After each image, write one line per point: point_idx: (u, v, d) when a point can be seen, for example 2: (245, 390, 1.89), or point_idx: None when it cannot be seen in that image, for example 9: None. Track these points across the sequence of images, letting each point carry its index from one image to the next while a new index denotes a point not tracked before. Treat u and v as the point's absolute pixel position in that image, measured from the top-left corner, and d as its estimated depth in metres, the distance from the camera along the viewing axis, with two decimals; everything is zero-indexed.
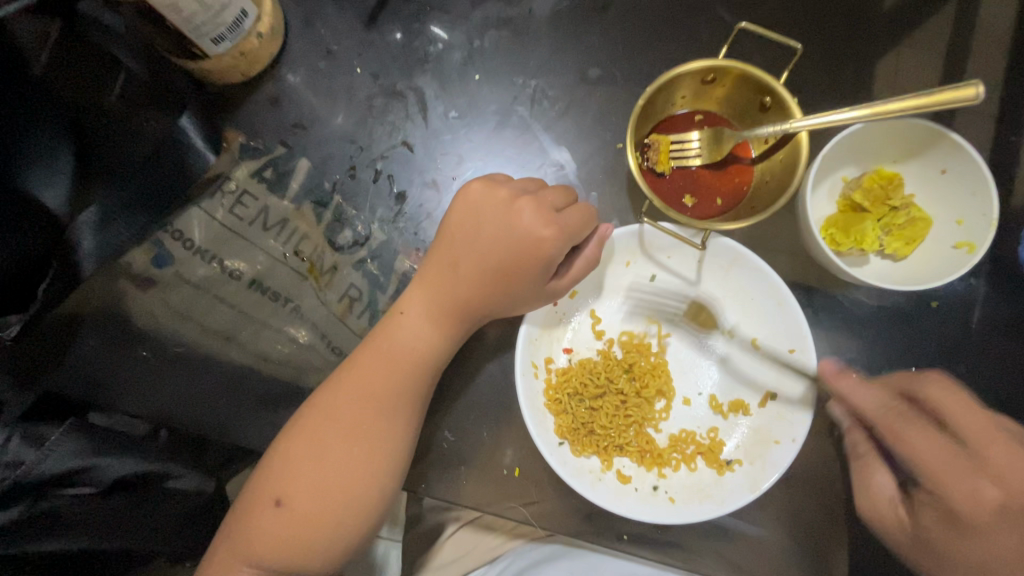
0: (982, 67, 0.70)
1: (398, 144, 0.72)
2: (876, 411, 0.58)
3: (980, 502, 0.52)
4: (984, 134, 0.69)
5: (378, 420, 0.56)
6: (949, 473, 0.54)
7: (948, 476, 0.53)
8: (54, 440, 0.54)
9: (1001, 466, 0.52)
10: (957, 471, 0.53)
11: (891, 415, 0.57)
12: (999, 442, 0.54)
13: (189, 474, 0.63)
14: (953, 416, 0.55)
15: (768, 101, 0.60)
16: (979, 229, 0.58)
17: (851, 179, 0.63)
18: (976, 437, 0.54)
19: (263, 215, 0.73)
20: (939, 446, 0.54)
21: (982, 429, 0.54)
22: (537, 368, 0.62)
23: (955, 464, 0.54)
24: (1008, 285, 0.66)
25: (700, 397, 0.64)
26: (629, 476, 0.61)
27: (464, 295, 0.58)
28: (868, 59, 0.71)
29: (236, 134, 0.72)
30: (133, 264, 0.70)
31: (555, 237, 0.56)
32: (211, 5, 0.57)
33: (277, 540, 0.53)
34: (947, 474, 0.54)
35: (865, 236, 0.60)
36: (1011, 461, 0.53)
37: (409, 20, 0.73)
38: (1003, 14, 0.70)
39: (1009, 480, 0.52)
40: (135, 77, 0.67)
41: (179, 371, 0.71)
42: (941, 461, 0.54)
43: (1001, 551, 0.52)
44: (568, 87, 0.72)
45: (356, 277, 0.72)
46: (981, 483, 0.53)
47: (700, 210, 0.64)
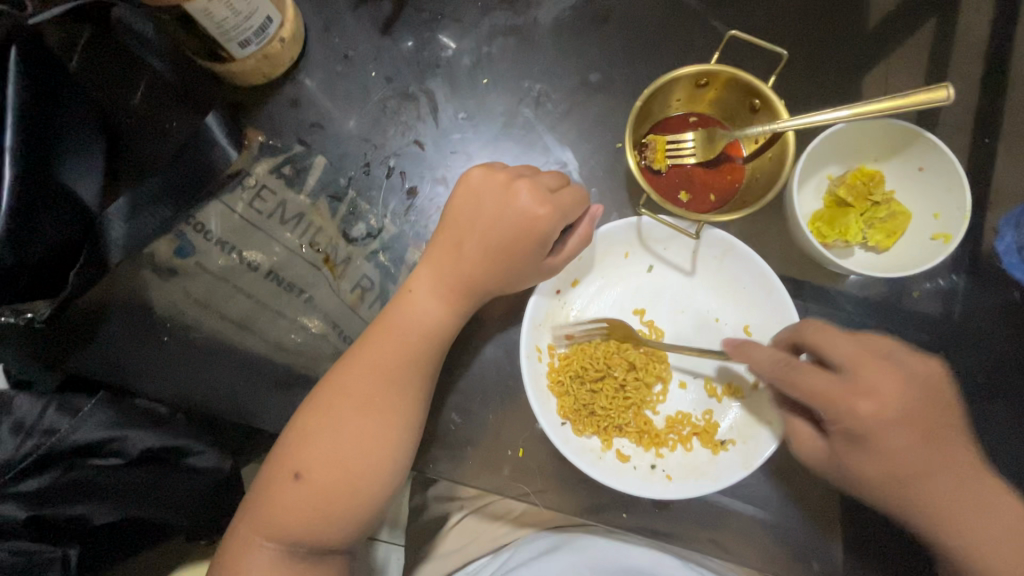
0: (960, 75, 0.74)
1: (410, 143, 0.76)
2: (774, 367, 0.57)
3: (866, 424, 0.54)
4: (962, 137, 0.73)
5: (388, 391, 0.60)
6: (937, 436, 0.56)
7: (838, 407, 0.54)
8: (87, 410, 0.58)
9: (879, 386, 0.53)
10: (847, 398, 0.53)
11: (787, 367, 0.56)
12: (873, 362, 0.55)
13: (207, 450, 0.65)
14: (835, 348, 0.55)
15: (757, 103, 0.65)
16: (954, 221, 0.62)
17: (836, 177, 0.68)
18: (855, 361, 0.54)
19: (281, 209, 0.77)
20: (831, 385, 0.54)
21: (861, 353, 0.55)
22: (541, 352, 0.66)
23: (842, 394, 0.53)
24: (985, 278, 0.70)
25: (697, 381, 0.68)
26: (628, 455, 0.65)
27: (468, 273, 0.62)
28: (852, 67, 0.75)
29: (257, 133, 0.76)
30: (157, 254, 0.74)
31: (550, 214, 0.60)
32: (241, 11, 0.62)
33: (296, 509, 0.57)
34: (841, 406, 0.53)
35: (848, 229, 0.65)
36: (885, 377, 0.54)
37: (421, 28, 0.77)
38: (978, 28, 0.75)
39: (885, 393, 0.54)
40: (161, 78, 0.73)
41: (196, 356, 0.74)
42: (833, 395, 0.54)
43: (893, 459, 0.55)
44: (570, 90, 0.76)
45: (369, 269, 0.76)
46: (865, 404, 0.53)
47: (695, 204, 0.68)
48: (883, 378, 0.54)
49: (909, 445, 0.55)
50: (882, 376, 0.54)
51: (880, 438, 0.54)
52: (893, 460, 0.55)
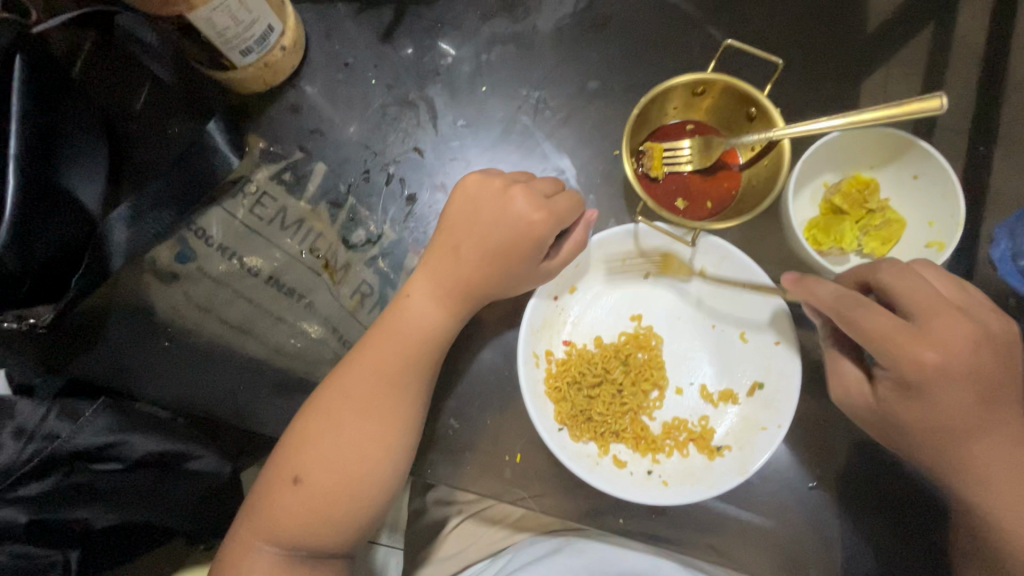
0: (956, 83, 0.75)
1: (409, 149, 0.77)
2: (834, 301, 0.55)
3: (927, 373, 0.53)
4: (957, 145, 0.74)
5: (385, 396, 0.61)
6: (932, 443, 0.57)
7: (902, 353, 0.53)
8: (88, 414, 0.60)
9: (946, 337, 0.52)
10: (911, 343, 0.53)
11: (845, 304, 0.55)
12: (949, 314, 0.53)
13: (207, 454, 0.65)
14: (905, 294, 0.54)
15: (753, 111, 0.65)
16: (949, 229, 0.63)
17: (832, 185, 0.68)
18: (930, 309, 0.53)
19: (281, 215, 0.77)
20: (898, 329, 0.53)
21: (936, 303, 0.53)
22: (538, 358, 0.66)
23: (908, 342, 0.52)
24: (981, 285, 0.71)
25: (693, 387, 0.69)
26: (625, 461, 0.65)
27: (465, 279, 0.63)
28: (849, 74, 0.76)
29: (257, 140, 0.77)
30: (158, 260, 0.75)
31: (546, 220, 0.61)
32: (242, 20, 0.63)
33: (295, 513, 0.58)
34: (906, 352, 0.53)
35: (843, 236, 0.65)
36: (956, 330, 0.53)
37: (421, 35, 0.78)
38: (973, 37, 0.75)
39: (955, 348, 0.53)
40: (161, 83, 0.73)
41: (197, 359, 0.75)
42: (895, 338, 0.52)
43: (947, 412, 0.55)
44: (568, 97, 0.77)
45: (368, 274, 0.76)
46: (931, 352, 0.52)
47: (692, 212, 0.68)
48: (952, 328, 0.53)
49: (965, 405, 0.55)
50: (953, 330, 0.53)
51: (934, 389, 0.54)
52: (944, 416, 0.55)
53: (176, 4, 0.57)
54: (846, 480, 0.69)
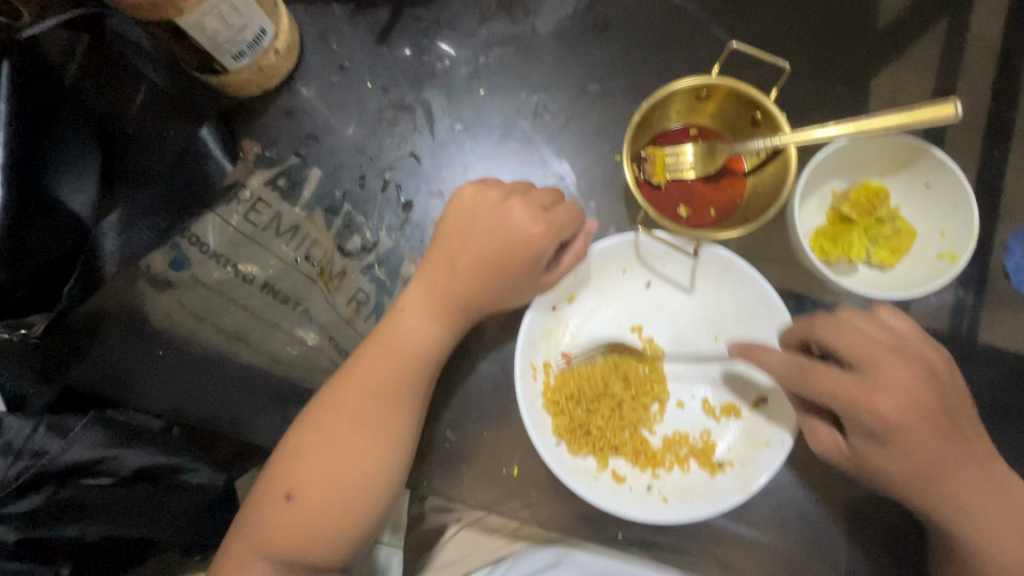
0: (969, 85, 0.72)
1: (405, 155, 0.75)
2: (787, 369, 0.57)
3: (889, 423, 0.54)
4: (971, 149, 0.71)
5: (381, 412, 0.60)
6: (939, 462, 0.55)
7: (859, 406, 0.54)
8: (77, 432, 0.58)
9: (893, 381, 0.54)
10: (864, 396, 0.54)
11: (799, 370, 0.57)
12: (889, 359, 0.55)
13: (203, 467, 0.65)
14: (848, 346, 0.56)
15: (758, 116, 0.63)
16: (961, 240, 0.62)
17: (840, 192, 0.66)
18: (874, 359, 0.55)
19: (276, 221, 0.76)
20: (849, 384, 0.54)
21: (873, 351, 0.55)
22: (536, 371, 0.65)
23: (862, 392, 0.54)
24: (993, 295, 0.69)
25: (694, 401, 0.67)
26: (624, 476, 0.64)
27: (462, 291, 0.62)
28: (859, 76, 0.73)
29: (252, 145, 0.76)
30: (152, 267, 0.73)
31: (544, 233, 0.60)
32: (233, 24, 0.61)
33: (288, 530, 0.57)
34: (862, 405, 0.54)
35: (851, 247, 0.64)
36: (902, 374, 0.54)
37: (418, 36, 0.76)
38: (988, 36, 0.73)
39: (904, 391, 0.54)
40: (159, 90, 0.72)
41: (193, 368, 0.74)
42: (849, 395, 0.54)
43: (917, 453, 0.56)
44: (568, 101, 0.75)
45: (364, 282, 0.75)
46: (883, 401, 0.54)
47: (695, 219, 0.66)
48: (898, 372, 0.55)
49: (930, 441, 0.55)
50: (899, 375, 0.55)
51: (900, 434, 0.55)
52: (916, 457, 0.56)
53: (165, 9, 0.55)
54: (848, 496, 0.68)
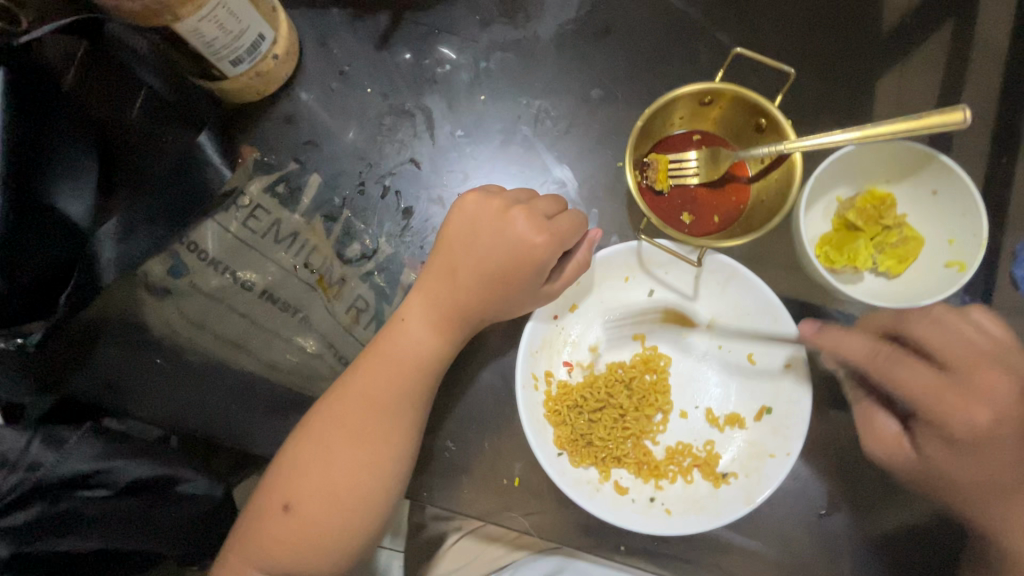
0: (976, 89, 0.71)
1: (405, 161, 0.75)
2: (868, 356, 0.58)
3: (976, 432, 0.55)
4: (978, 155, 0.71)
5: (380, 423, 0.59)
6: None
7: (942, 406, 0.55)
8: (73, 442, 0.58)
9: (986, 389, 0.54)
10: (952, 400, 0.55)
11: (883, 358, 0.57)
12: (989, 367, 0.55)
13: (198, 478, 0.67)
14: (943, 346, 0.56)
15: (763, 122, 0.62)
16: (969, 249, 0.61)
17: (846, 199, 0.65)
18: (970, 364, 0.55)
19: (275, 228, 0.75)
20: (933, 382, 0.55)
21: (973, 356, 0.55)
22: (537, 380, 0.65)
23: (947, 394, 0.55)
24: (1000, 304, 0.68)
25: (697, 411, 0.67)
26: (626, 487, 0.63)
27: (462, 301, 0.61)
28: (864, 81, 0.73)
29: (251, 150, 0.76)
30: (150, 273, 0.73)
31: (547, 243, 0.59)
32: (231, 30, 0.60)
33: (286, 543, 0.56)
34: (948, 410, 0.55)
35: (857, 255, 0.63)
36: (999, 385, 0.54)
37: (418, 42, 0.75)
38: (995, 39, 0.72)
39: (996, 402, 0.54)
40: (156, 92, 0.68)
41: (191, 376, 0.73)
42: (934, 392, 0.55)
43: (992, 463, 0.56)
44: (570, 107, 0.74)
45: (363, 289, 0.74)
46: (974, 408, 0.54)
47: (698, 227, 0.65)
48: (995, 381, 0.54)
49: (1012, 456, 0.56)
50: (997, 384, 0.54)
51: (983, 444, 0.55)
52: (985, 466, 0.57)
53: (163, 16, 0.54)
54: (854, 508, 0.67)
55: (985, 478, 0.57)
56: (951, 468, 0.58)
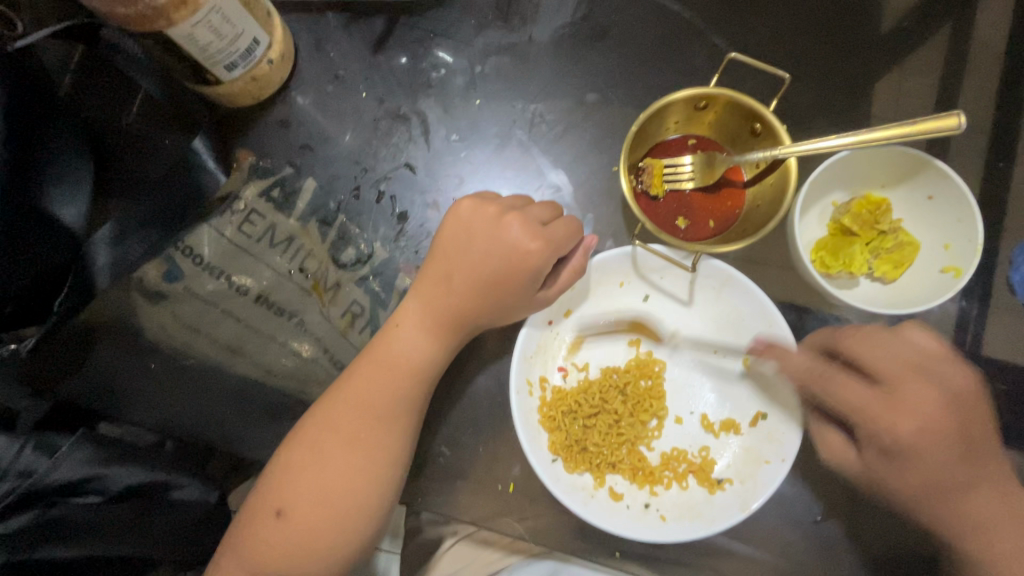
0: (972, 93, 0.71)
1: (401, 165, 0.74)
2: (805, 372, 0.59)
3: (904, 441, 0.55)
4: (975, 159, 0.70)
5: (375, 430, 0.59)
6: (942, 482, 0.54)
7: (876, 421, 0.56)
8: (65, 448, 0.61)
9: (915, 401, 0.55)
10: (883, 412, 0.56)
11: (819, 375, 0.58)
12: (914, 379, 0.56)
13: (190, 484, 0.69)
14: (874, 360, 0.57)
15: (758, 127, 0.62)
16: (965, 254, 0.60)
17: (841, 204, 0.65)
18: (898, 376, 0.56)
19: (270, 233, 0.75)
20: (866, 397, 0.56)
21: (899, 369, 0.56)
22: (532, 385, 0.65)
23: (880, 409, 0.56)
24: (995, 309, 0.68)
25: (693, 416, 0.67)
26: (622, 493, 0.63)
27: (458, 307, 0.61)
28: (861, 85, 0.72)
29: (247, 155, 0.75)
30: (145, 278, 0.73)
31: (542, 249, 0.59)
32: (226, 35, 0.60)
33: (279, 549, 0.56)
34: (877, 419, 0.56)
35: (853, 260, 0.63)
36: (924, 395, 0.55)
37: (414, 46, 0.75)
38: (992, 43, 0.71)
39: (924, 413, 0.55)
40: (152, 97, 0.71)
41: (186, 381, 0.73)
42: (863, 408, 0.56)
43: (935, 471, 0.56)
44: (565, 111, 0.74)
45: (359, 294, 0.74)
46: (903, 420, 0.55)
47: (693, 231, 0.65)
48: (922, 394, 0.55)
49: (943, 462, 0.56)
50: (922, 397, 0.55)
51: (919, 455, 0.56)
52: (925, 475, 0.56)
53: (156, 21, 0.54)
54: (850, 513, 0.67)
55: (935, 488, 0.57)
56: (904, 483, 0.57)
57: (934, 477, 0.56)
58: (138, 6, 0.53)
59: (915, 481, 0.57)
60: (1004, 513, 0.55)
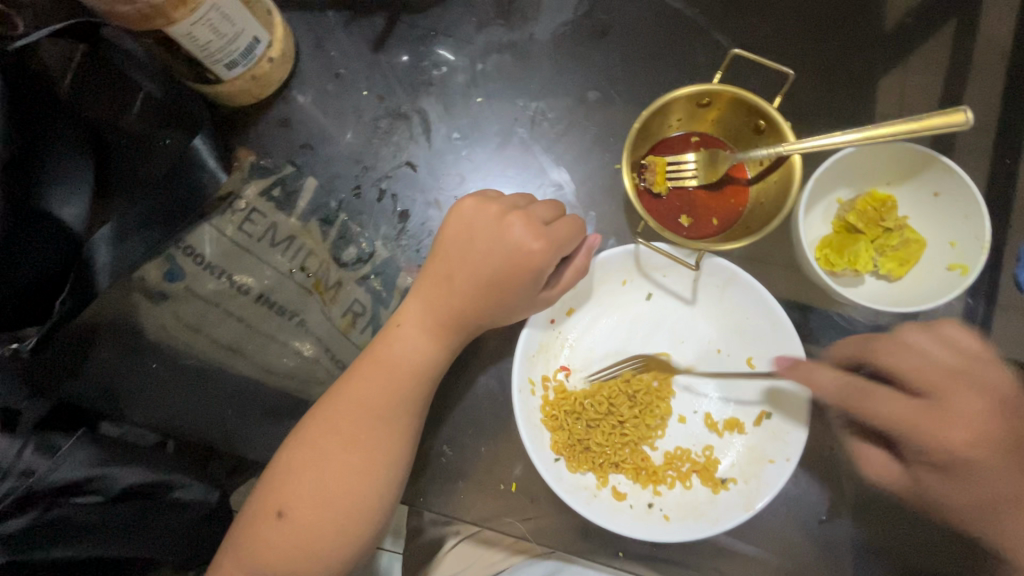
0: (978, 90, 0.71)
1: (402, 164, 0.74)
2: (841, 390, 0.56)
3: (954, 454, 0.52)
4: (981, 156, 0.70)
5: (377, 430, 0.59)
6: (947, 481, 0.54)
7: (920, 436, 0.52)
8: (66, 448, 0.61)
9: (964, 412, 0.51)
10: (932, 427, 0.52)
11: (856, 392, 0.55)
12: (960, 388, 0.52)
13: (194, 484, 0.68)
14: (910, 371, 0.54)
15: (762, 124, 0.61)
16: (971, 251, 0.60)
17: (846, 201, 0.65)
18: (943, 385, 0.53)
19: (271, 232, 0.75)
20: (911, 411, 0.53)
21: (939, 376, 0.53)
22: (534, 385, 0.64)
23: (930, 422, 0.52)
24: (1002, 307, 0.67)
25: (696, 415, 0.66)
26: (625, 493, 0.63)
27: (458, 306, 0.61)
28: (864, 82, 0.72)
29: (248, 154, 0.75)
30: (146, 278, 0.73)
31: (544, 249, 0.58)
32: (225, 34, 0.60)
33: (279, 549, 0.56)
34: (924, 434, 0.52)
35: (858, 258, 0.62)
36: (974, 405, 0.52)
37: (414, 44, 0.75)
38: (997, 39, 0.71)
39: (971, 423, 0.52)
40: (153, 98, 0.70)
41: (187, 381, 0.73)
42: (908, 421, 0.53)
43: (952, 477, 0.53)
44: (567, 108, 0.74)
45: (360, 293, 0.74)
46: (956, 434, 0.51)
47: (696, 229, 0.65)
48: (971, 405, 0.52)
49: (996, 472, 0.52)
50: (970, 405, 0.52)
51: (972, 467, 0.52)
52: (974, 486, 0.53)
53: (154, 20, 0.54)
54: (856, 512, 0.66)
55: (960, 498, 0.55)
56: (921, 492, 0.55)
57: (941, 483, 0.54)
58: (136, 5, 0.52)
59: (959, 495, 0.55)
60: None
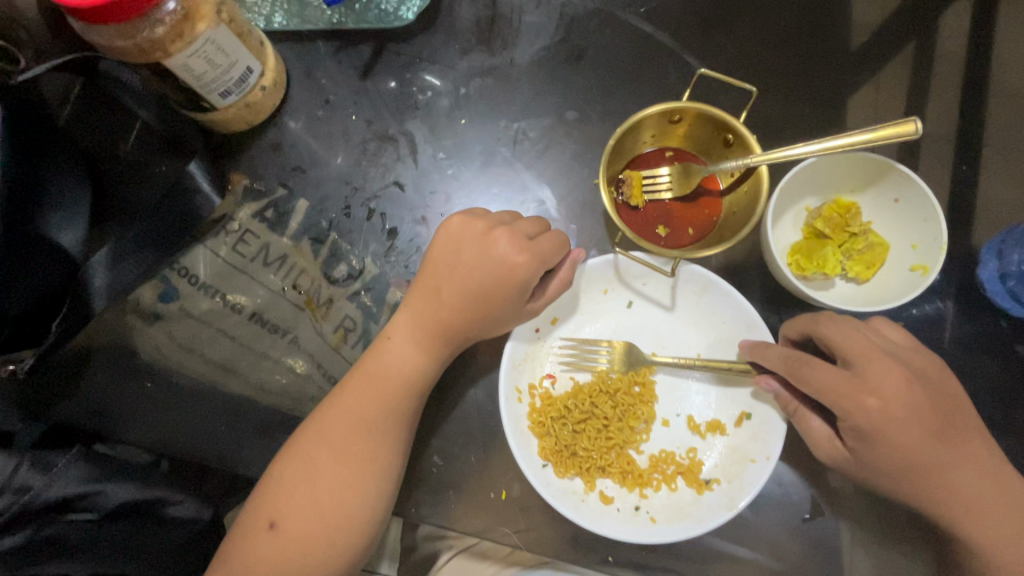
0: (936, 101, 0.75)
1: (390, 184, 0.77)
2: (785, 362, 0.59)
3: (875, 419, 0.55)
4: (943, 162, 0.73)
5: (370, 441, 0.60)
6: (917, 467, 0.57)
7: (845, 401, 0.55)
8: (61, 465, 0.62)
9: (882, 382, 0.55)
10: (853, 392, 0.55)
11: (795, 362, 0.58)
12: (881, 360, 0.56)
13: (186, 500, 0.68)
14: (844, 344, 0.58)
15: (730, 138, 0.65)
16: (932, 253, 0.63)
17: (814, 209, 0.69)
18: (861, 360, 0.56)
19: (264, 252, 0.77)
20: (841, 379, 0.55)
21: (868, 351, 0.57)
22: (521, 393, 0.66)
23: (850, 390, 0.55)
24: (970, 304, 0.71)
25: (679, 418, 0.68)
26: (612, 496, 0.65)
27: (447, 319, 0.63)
28: (829, 97, 0.76)
29: (241, 177, 0.77)
30: (141, 300, 0.75)
31: (529, 262, 0.61)
32: (220, 64, 0.62)
33: (267, 560, 0.57)
34: (850, 399, 0.55)
35: (826, 262, 0.65)
36: (890, 374, 0.56)
37: (401, 71, 0.78)
38: (951, 57, 0.75)
39: (890, 393, 0.55)
40: (151, 126, 0.73)
41: (184, 402, 0.74)
42: (838, 390, 0.55)
43: (925, 458, 0.56)
44: (547, 127, 0.77)
45: (351, 309, 0.76)
46: (871, 401, 0.55)
47: (673, 239, 0.68)
48: (887, 374, 0.56)
49: (920, 438, 0.56)
50: (887, 374, 0.56)
51: (896, 436, 0.55)
52: (904, 456, 0.56)
53: (153, 53, 0.58)
54: (840, 508, 0.67)
55: (932, 482, 0.57)
56: (890, 479, 0.58)
57: (913, 464, 0.56)
58: (136, 40, 0.56)
59: (928, 463, 0.56)
60: (986, 493, 0.58)
